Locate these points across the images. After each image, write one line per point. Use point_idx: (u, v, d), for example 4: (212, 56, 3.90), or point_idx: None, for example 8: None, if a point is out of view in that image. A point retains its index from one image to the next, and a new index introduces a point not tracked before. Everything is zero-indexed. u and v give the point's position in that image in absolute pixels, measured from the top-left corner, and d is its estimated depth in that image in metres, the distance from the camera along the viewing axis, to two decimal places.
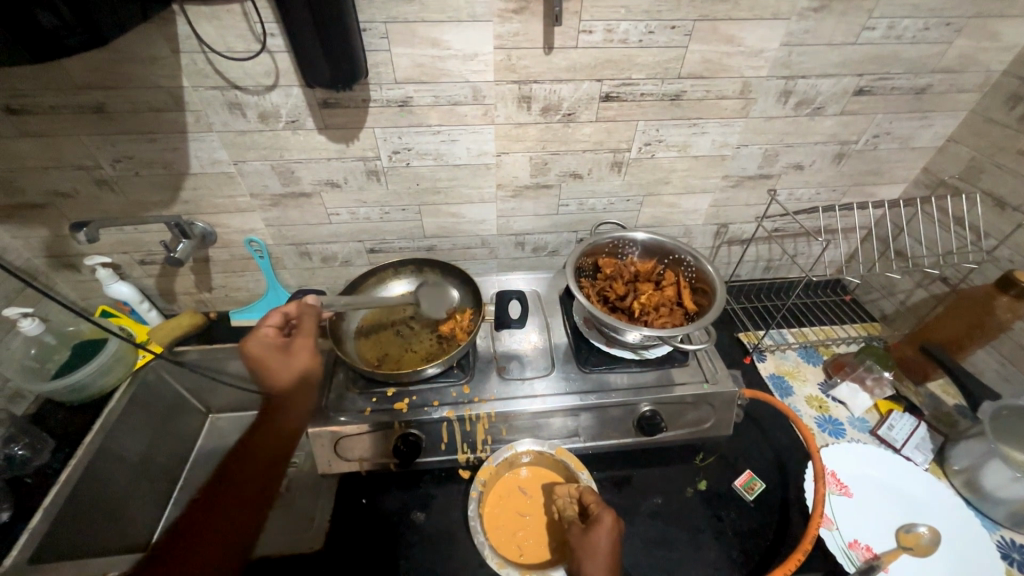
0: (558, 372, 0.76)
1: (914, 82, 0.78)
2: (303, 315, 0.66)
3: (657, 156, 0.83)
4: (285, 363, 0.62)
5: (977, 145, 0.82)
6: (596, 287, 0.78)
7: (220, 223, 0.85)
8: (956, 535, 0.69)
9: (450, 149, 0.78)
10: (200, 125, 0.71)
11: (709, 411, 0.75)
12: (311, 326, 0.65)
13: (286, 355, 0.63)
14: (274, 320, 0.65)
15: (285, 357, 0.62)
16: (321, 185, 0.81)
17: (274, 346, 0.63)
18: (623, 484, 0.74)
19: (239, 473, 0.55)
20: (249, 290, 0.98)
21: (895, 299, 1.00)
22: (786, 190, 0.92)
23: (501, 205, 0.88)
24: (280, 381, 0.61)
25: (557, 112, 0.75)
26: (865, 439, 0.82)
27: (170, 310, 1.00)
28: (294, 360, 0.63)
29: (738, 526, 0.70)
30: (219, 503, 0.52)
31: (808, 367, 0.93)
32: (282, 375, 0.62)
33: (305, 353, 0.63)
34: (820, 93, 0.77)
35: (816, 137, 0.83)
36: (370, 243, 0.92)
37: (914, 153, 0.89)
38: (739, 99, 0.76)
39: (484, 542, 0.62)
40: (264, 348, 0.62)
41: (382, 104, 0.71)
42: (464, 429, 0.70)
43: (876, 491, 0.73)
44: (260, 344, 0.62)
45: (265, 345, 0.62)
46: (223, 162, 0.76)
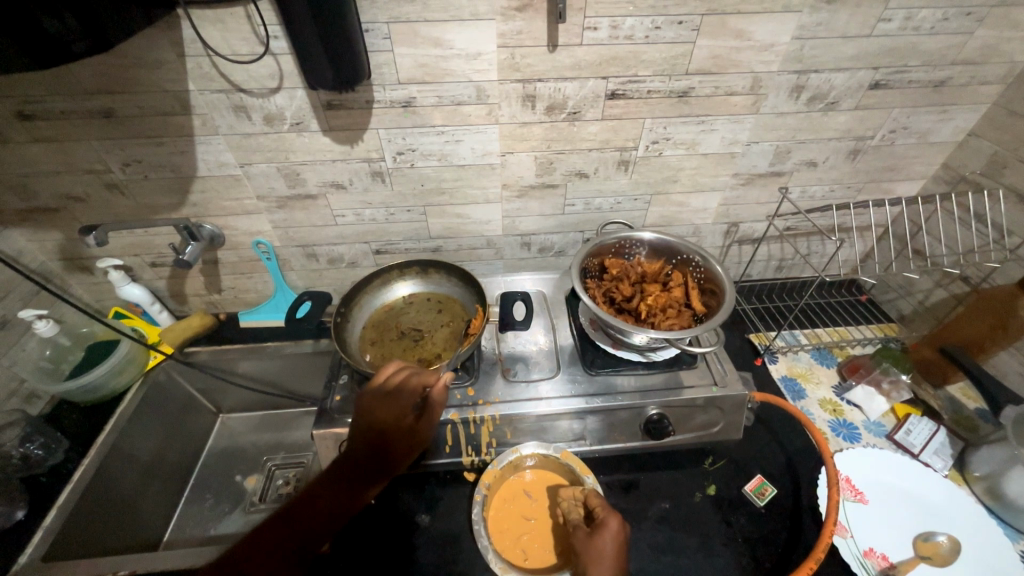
0: (563, 374, 0.75)
1: (933, 74, 0.75)
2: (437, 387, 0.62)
3: (664, 154, 0.81)
4: (408, 435, 0.59)
5: (1000, 139, 0.79)
6: (602, 288, 0.77)
7: (228, 226, 0.85)
8: (977, 542, 0.66)
9: (454, 149, 0.78)
10: (206, 128, 0.71)
11: (719, 414, 0.73)
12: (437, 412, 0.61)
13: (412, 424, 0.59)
14: (410, 392, 0.60)
15: (408, 423, 0.59)
16: (326, 186, 0.81)
17: (404, 414, 0.59)
18: (631, 488, 0.73)
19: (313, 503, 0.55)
20: (257, 291, 0.99)
21: (913, 299, 0.97)
22: (798, 187, 0.89)
23: (506, 205, 0.87)
24: (392, 445, 0.58)
25: (562, 111, 0.74)
26: (881, 444, 0.80)
27: (180, 311, 1.02)
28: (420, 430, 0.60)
29: (750, 532, 0.68)
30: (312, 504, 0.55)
31: (821, 369, 0.91)
32: (404, 442, 0.59)
33: (424, 433, 0.61)
34: (834, 87, 0.75)
35: (830, 133, 0.81)
36: (375, 244, 0.92)
37: (932, 148, 0.86)
38: (749, 94, 0.74)
39: (487, 547, 0.62)
40: (379, 404, 0.58)
41: (385, 105, 0.71)
42: (468, 431, 0.70)
43: (891, 498, 0.71)
44: (391, 413, 0.58)
45: (397, 404, 0.59)
46: (229, 164, 0.76)
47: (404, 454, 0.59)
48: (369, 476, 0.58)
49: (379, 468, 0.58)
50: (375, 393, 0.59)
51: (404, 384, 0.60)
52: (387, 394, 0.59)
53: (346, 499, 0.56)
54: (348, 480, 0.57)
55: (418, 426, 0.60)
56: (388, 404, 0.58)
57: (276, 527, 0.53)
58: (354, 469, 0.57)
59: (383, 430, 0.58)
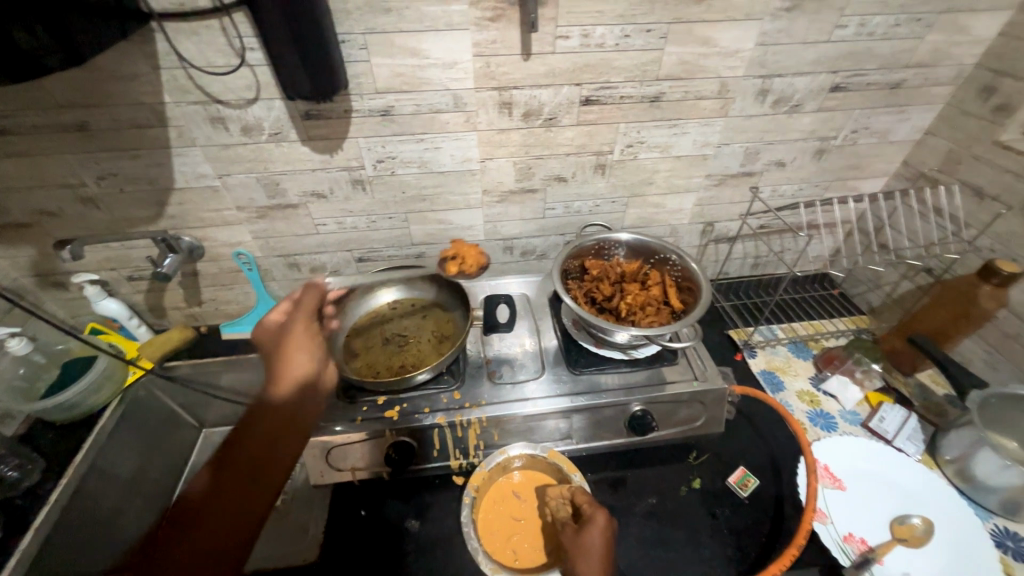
0: (548, 374, 0.76)
1: (888, 77, 0.79)
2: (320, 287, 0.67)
3: (639, 157, 0.84)
4: (273, 339, 0.61)
5: (954, 137, 0.83)
6: (583, 289, 0.78)
7: (208, 237, 0.85)
8: (951, 523, 0.69)
9: (434, 156, 0.79)
10: (183, 139, 0.71)
11: (700, 408, 0.75)
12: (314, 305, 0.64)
13: (283, 334, 0.60)
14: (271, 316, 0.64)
15: (274, 332, 0.61)
16: (306, 196, 0.81)
17: (282, 324, 0.62)
18: (617, 485, 0.74)
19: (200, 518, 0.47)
20: (239, 303, 0.98)
21: (881, 291, 1.01)
22: (769, 186, 0.93)
23: (487, 210, 0.89)
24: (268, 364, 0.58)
25: (538, 117, 0.76)
26: (857, 432, 0.82)
27: (159, 326, 1.00)
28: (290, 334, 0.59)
29: (734, 523, 0.70)
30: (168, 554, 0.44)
31: (798, 362, 0.94)
32: (271, 364, 0.58)
33: (297, 329, 0.60)
34: (797, 91, 0.78)
35: (796, 134, 0.85)
36: (358, 252, 0.92)
37: (892, 146, 0.90)
38: (717, 98, 0.77)
39: (477, 548, 0.62)
40: (262, 334, 0.62)
41: (364, 114, 0.72)
42: (456, 435, 0.70)
43: (868, 483, 0.74)
44: (264, 333, 0.62)
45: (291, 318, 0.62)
46: (207, 176, 0.76)
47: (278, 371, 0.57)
48: (239, 478, 0.49)
49: (248, 431, 0.52)
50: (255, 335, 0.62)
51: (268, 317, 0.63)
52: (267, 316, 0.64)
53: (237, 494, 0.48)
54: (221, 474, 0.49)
55: (288, 326, 0.61)
56: (266, 327, 0.62)
57: None
58: (229, 458, 0.50)
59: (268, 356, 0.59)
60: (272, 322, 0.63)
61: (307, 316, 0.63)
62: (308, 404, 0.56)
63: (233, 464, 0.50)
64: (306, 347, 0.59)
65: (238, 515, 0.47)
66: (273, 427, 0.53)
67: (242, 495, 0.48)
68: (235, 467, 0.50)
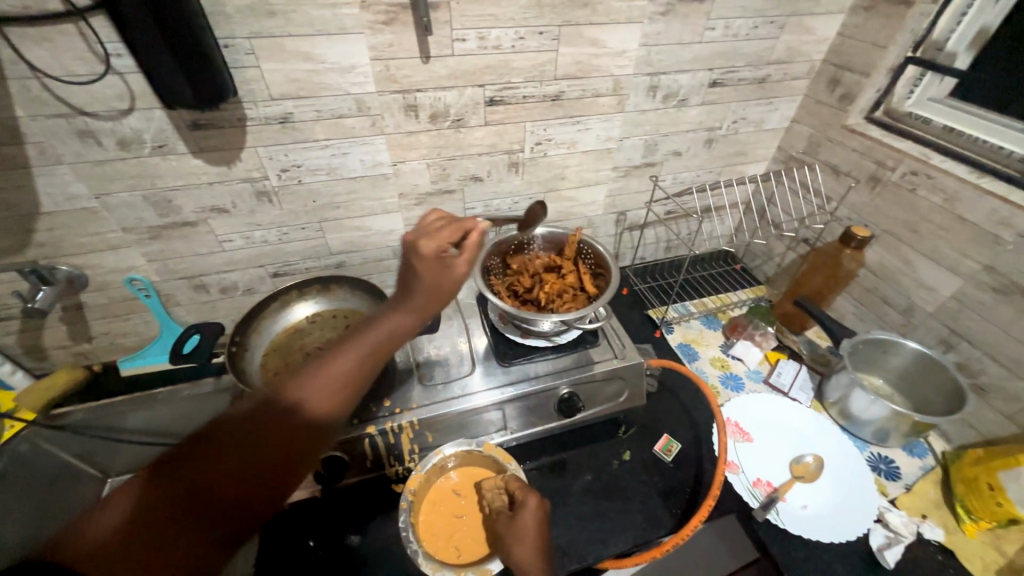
0: (479, 370, 0.77)
1: (756, 73, 0.89)
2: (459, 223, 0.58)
3: (549, 154, 0.88)
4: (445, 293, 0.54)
5: (813, 124, 0.96)
6: (504, 283, 0.80)
7: (90, 265, 0.76)
8: (836, 457, 0.79)
9: (343, 162, 0.77)
10: (45, 157, 0.64)
11: (623, 384, 0.80)
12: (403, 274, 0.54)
13: (445, 272, 0.54)
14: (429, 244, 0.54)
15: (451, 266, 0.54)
16: (205, 211, 0.76)
17: (428, 260, 0.53)
18: (555, 468, 0.77)
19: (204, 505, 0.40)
20: (139, 334, 0.90)
21: (773, 262, 1.13)
22: (670, 175, 1.01)
23: (406, 213, 0.88)
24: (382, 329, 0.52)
25: (446, 119, 0.77)
26: (760, 388, 0.92)
27: (41, 370, 0.89)
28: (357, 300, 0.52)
29: (661, 486, 0.76)
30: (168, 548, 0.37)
31: (710, 332, 1.03)
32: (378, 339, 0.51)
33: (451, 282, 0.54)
34: (682, 86, 0.86)
35: (686, 126, 0.93)
36: (272, 267, 0.88)
37: (767, 134, 1.01)
38: (613, 96, 0.83)
39: (417, 550, 0.62)
40: (428, 264, 0.53)
41: (260, 122, 0.69)
42: (389, 442, 0.69)
43: (770, 432, 0.83)
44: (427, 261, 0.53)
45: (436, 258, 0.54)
46: (82, 196, 0.69)
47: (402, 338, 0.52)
48: (264, 470, 0.42)
49: (291, 420, 0.44)
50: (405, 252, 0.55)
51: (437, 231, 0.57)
52: (427, 237, 0.55)
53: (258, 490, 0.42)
54: (243, 460, 0.42)
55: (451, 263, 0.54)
56: (427, 255, 0.54)
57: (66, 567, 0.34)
58: (260, 442, 0.43)
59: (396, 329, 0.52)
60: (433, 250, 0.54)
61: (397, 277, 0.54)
62: (283, 422, 0.44)
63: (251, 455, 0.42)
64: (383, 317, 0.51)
65: (234, 528, 0.40)
66: (305, 427, 0.45)
67: (262, 499, 0.42)
68: (263, 459, 0.42)
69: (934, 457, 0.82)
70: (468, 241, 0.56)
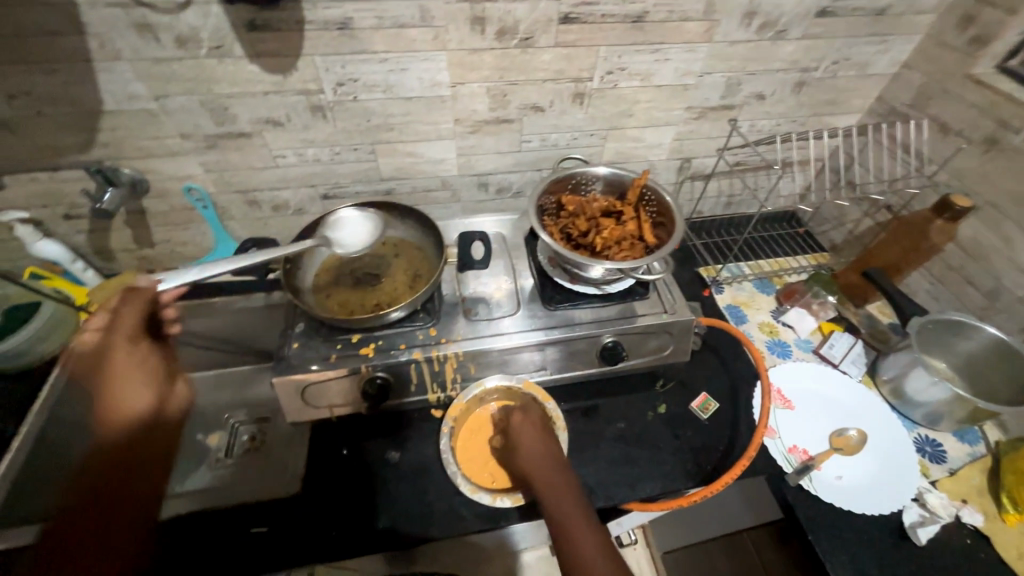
0: (524, 311, 0.76)
1: (874, 2, 0.76)
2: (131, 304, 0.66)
3: (619, 86, 0.80)
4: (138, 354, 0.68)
5: (929, 71, 0.83)
6: (559, 225, 0.77)
7: (151, 170, 0.77)
8: (881, 434, 0.77)
9: (401, 79, 0.72)
10: (106, 51, 0.62)
11: (669, 339, 0.78)
12: (134, 326, 0.66)
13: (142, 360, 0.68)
14: (130, 312, 0.66)
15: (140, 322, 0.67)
16: (260, 123, 0.74)
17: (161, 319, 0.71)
18: (589, 413, 0.78)
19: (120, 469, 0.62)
20: (196, 244, 0.92)
21: (844, 229, 1.05)
22: (747, 121, 0.91)
23: (460, 142, 0.84)
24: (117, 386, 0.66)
25: (513, 36, 0.70)
26: (808, 358, 0.89)
27: (109, 270, 0.94)
28: (112, 355, 0.66)
29: (694, 441, 0.76)
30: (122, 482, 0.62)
31: (762, 297, 0.99)
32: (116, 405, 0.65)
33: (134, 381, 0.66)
34: (783, 14, 0.75)
35: (778, 63, 0.82)
36: (322, 188, 0.86)
37: (869, 80, 0.89)
38: (702, 20, 0.73)
39: (457, 472, 0.67)
40: (125, 314, 0.65)
41: (319, 26, 0.64)
42: (433, 369, 0.71)
43: (814, 402, 0.81)
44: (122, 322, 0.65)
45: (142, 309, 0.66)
46: (142, 97, 0.67)
47: (136, 422, 0.66)
48: (142, 469, 0.64)
49: (123, 470, 0.62)
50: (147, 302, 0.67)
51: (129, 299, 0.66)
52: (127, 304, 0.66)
53: (137, 464, 0.64)
54: (138, 445, 0.65)
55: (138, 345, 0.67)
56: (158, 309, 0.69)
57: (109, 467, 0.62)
58: (132, 464, 0.63)
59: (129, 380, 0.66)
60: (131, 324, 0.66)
61: (127, 335, 0.66)
62: (162, 424, 0.69)
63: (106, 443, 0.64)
64: (138, 364, 0.67)
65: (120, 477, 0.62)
66: (137, 433, 0.65)
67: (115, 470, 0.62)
68: (110, 450, 0.63)
69: (986, 445, 0.78)
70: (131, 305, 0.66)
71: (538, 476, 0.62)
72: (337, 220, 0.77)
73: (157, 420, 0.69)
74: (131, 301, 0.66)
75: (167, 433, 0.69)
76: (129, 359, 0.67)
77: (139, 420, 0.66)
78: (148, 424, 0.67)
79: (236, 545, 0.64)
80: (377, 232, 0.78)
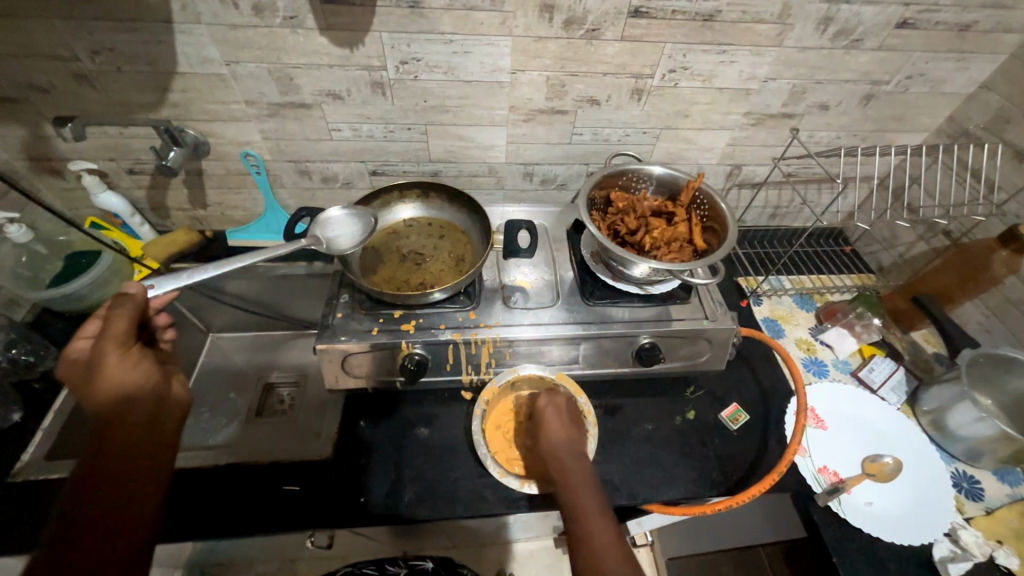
0: (562, 303, 0.76)
1: (960, 17, 0.72)
2: (117, 308, 0.54)
3: (680, 85, 0.78)
4: (122, 364, 0.54)
5: (1009, 94, 0.79)
6: (606, 221, 0.77)
7: (213, 133, 0.79)
8: (918, 465, 0.75)
9: (462, 62, 0.73)
10: (187, 14, 0.64)
11: (706, 346, 0.77)
12: (126, 328, 0.54)
13: (126, 362, 0.54)
14: (121, 312, 0.54)
15: (122, 328, 0.54)
16: (322, 95, 0.75)
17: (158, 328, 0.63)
18: (616, 412, 0.79)
19: (122, 467, 0.49)
20: (246, 209, 0.95)
21: (893, 252, 1.01)
22: (807, 131, 0.88)
23: (512, 130, 0.84)
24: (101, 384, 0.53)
25: (580, 27, 0.69)
26: (845, 380, 0.87)
27: (163, 227, 0.97)
28: (100, 366, 0.53)
29: (721, 451, 0.75)
30: (82, 506, 0.46)
31: (801, 312, 0.97)
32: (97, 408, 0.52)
33: (119, 377, 0.53)
34: (861, 23, 0.72)
35: (848, 74, 0.79)
36: (372, 164, 0.88)
37: (943, 98, 0.85)
38: (776, 23, 0.71)
39: (486, 454, 0.68)
40: (114, 322, 0.54)
41: (390, 3, 0.65)
42: (469, 352, 0.72)
43: (849, 426, 0.79)
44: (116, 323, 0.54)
45: (127, 320, 0.54)
46: (214, 61, 0.69)
47: (146, 416, 0.53)
48: (147, 453, 0.51)
49: (137, 457, 0.50)
50: (117, 307, 0.54)
51: (117, 302, 0.54)
52: (109, 316, 0.54)
53: (158, 455, 0.52)
54: (138, 438, 0.52)
55: (128, 350, 0.55)
56: (118, 324, 0.54)
57: (83, 479, 0.48)
58: (137, 451, 0.51)
59: (110, 406, 0.52)
60: (118, 328, 0.54)
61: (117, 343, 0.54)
62: (167, 418, 0.56)
63: (117, 433, 0.51)
64: (129, 367, 0.54)
65: (132, 486, 0.49)
66: (136, 423, 0.52)
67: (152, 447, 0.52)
68: (120, 441, 0.51)
69: None
70: (120, 313, 0.54)
71: (564, 465, 0.61)
72: (325, 220, 0.74)
73: (158, 419, 0.55)
74: (121, 305, 0.54)
75: (175, 420, 0.57)
76: (119, 363, 0.54)
77: (132, 426, 0.52)
78: (150, 420, 0.54)
79: (270, 499, 0.67)
80: (370, 230, 0.76)
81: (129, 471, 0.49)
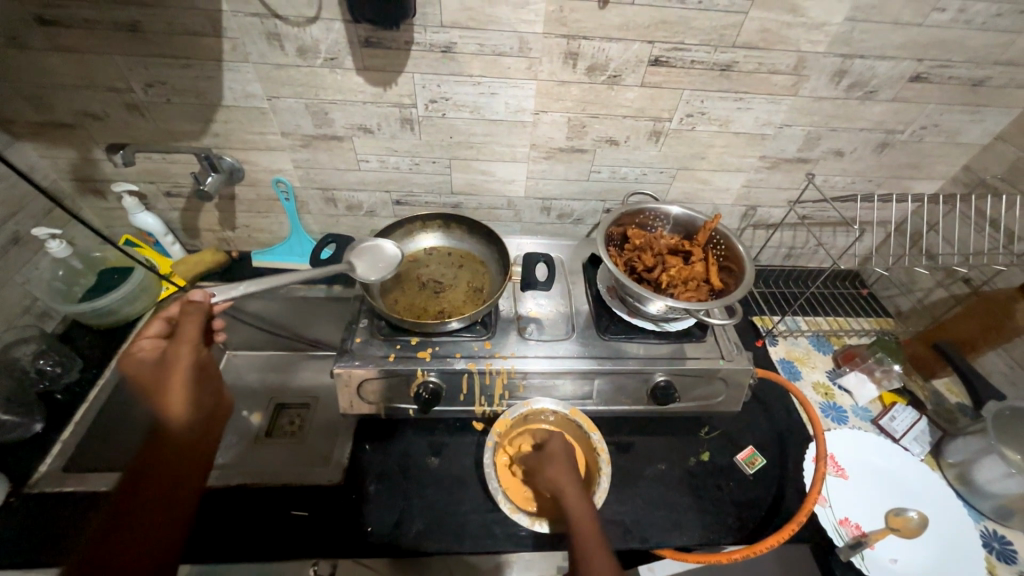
0: (577, 337, 0.77)
1: (973, 72, 0.75)
2: (190, 315, 0.58)
3: (696, 129, 0.81)
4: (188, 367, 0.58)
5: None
6: (623, 258, 0.78)
7: (249, 160, 0.83)
8: (946, 522, 0.72)
9: (488, 102, 0.76)
10: (236, 54, 0.69)
11: (722, 386, 0.76)
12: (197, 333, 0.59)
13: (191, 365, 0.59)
14: (194, 319, 0.59)
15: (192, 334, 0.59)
16: (353, 129, 0.79)
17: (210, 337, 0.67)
18: (628, 450, 0.77)
19: (161, 477, 0.51)
20: (272, 233, 0.98)
21: (912, 297, 1.00)
22: (823, 175, 0.90)
23: (532, 166, 0.87)
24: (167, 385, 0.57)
25: (602, 73, 0.73)
26: (866, 427, 0.85)
27: (192, 246, 1.00)
28: (170, 367, 0.57)
29: (736, 496, 0.73)
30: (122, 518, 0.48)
31: (818, 355, 0.96)
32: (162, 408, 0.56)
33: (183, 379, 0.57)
34: (876, 75, 0.74)
35: (863, 122, 0.81)
36: (396, 194, 0.91)
37: (958, 148, 0.86)
38: (791, 74, 0.73)
39: (497, 488, 0.66)
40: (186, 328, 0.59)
41: (424, 48, 0.69)
42: (483, 382, 0.72)
43: (872, 476, 0.76)
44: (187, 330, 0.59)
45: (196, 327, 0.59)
46: (256, 96, 0.74)
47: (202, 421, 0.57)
48: (190, 461, 0.54)
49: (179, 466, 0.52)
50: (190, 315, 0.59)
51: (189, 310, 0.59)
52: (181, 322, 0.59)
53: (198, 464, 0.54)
54: (182, 446, 0.54)
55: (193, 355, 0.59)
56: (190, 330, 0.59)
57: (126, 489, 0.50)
58: (181, 459, 0.53)
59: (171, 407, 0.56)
60: (190, 334, 0.59)
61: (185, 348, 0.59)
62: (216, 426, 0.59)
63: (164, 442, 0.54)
64: (194, 371, 0.58)
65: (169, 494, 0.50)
66: (193, 428, 0.56)
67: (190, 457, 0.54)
68: (166, 449, 0.53)
69: None
70: (192, 319, 0.59)
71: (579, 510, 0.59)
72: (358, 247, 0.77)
73: (208, 425, 0.58)
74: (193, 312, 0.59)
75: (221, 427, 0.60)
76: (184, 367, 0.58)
77: (185, 431, 0.55)
78: (204, 425, 0.57)
79: (277, 524, 0.66)
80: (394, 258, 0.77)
81: (165, 482, 0.51)
